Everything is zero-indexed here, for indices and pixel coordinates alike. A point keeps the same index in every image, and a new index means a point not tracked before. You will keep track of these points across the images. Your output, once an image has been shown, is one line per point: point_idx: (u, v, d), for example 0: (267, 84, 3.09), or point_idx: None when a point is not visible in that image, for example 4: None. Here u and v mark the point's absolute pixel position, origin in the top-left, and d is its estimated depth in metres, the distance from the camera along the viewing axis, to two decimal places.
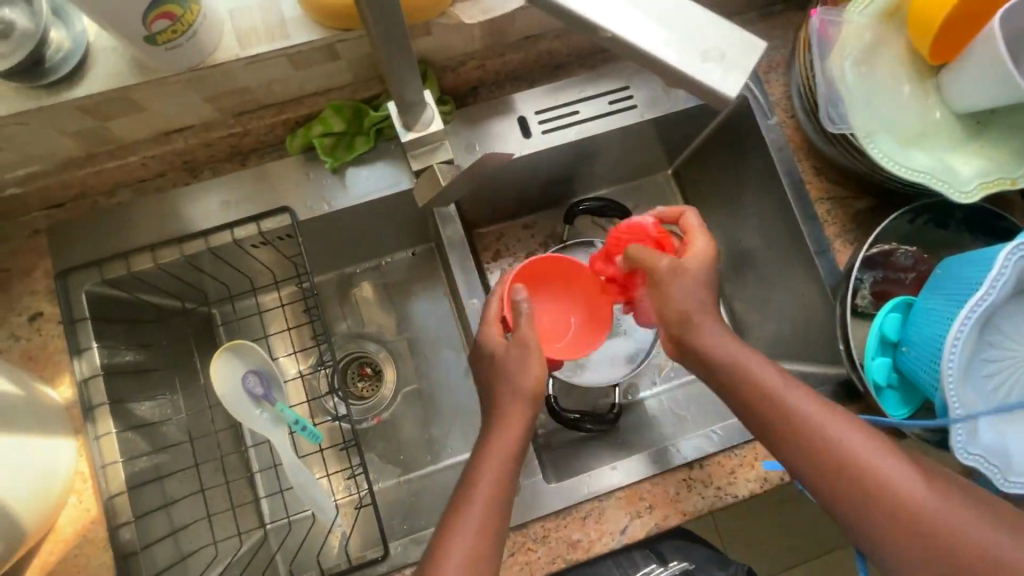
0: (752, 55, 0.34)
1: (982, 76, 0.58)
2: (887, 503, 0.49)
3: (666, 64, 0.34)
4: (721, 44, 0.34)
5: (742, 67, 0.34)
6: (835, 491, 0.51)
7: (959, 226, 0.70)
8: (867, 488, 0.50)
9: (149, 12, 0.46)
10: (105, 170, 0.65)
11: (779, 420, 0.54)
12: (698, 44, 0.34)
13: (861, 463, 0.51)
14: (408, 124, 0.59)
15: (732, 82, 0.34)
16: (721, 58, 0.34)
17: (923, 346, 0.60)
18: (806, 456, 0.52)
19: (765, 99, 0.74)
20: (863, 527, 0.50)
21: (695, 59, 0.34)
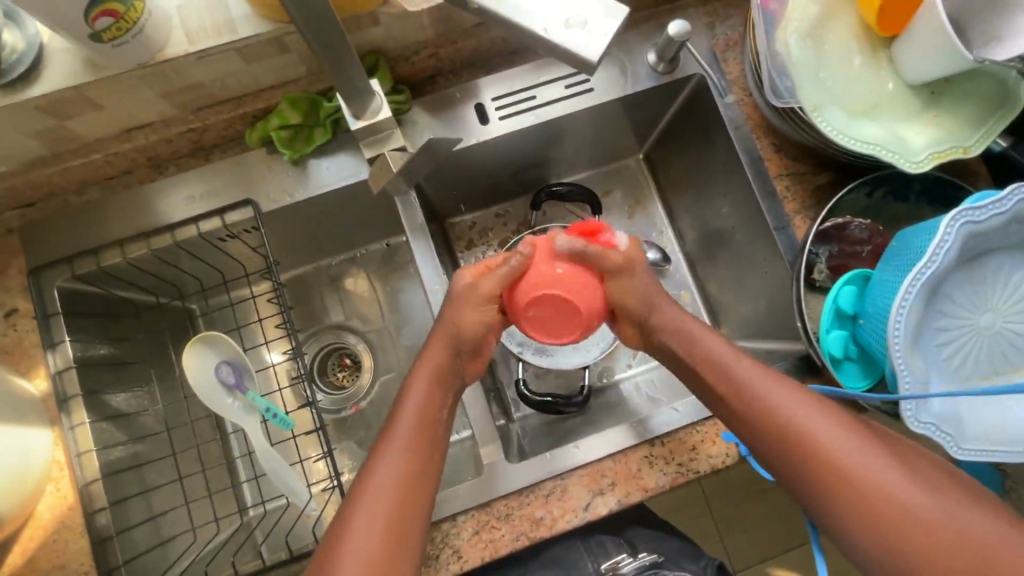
0: (614, 20, 0.39)
1: (927, 44, 0.58)
2: (845, 471, 0.51)
3: (530, 32, 0.39)
4: (584, 13, 0.39)
5: (603, 32, 0.39)
6: (792, 465, 0.53)
7: (918, 198, 0.69)
8: (825, 461, 0.51)
9: (91, 9, 0.47)
10: (70, 168, 0.67)
11: (739, 395, 0.57)
12: (562, 15, 0.39)
13: (818, 434, 0.53)
14: (357, 114, 0.59)
15: (594, 47, 0.39)
16: (584, 25, 0.39)
17: (877, 317, 0.60)
18: (763, 430, 0.55)
19: (721, 79, 0.75)
20: (818, 500, 0.52)
21: (555, 28, 0.39)
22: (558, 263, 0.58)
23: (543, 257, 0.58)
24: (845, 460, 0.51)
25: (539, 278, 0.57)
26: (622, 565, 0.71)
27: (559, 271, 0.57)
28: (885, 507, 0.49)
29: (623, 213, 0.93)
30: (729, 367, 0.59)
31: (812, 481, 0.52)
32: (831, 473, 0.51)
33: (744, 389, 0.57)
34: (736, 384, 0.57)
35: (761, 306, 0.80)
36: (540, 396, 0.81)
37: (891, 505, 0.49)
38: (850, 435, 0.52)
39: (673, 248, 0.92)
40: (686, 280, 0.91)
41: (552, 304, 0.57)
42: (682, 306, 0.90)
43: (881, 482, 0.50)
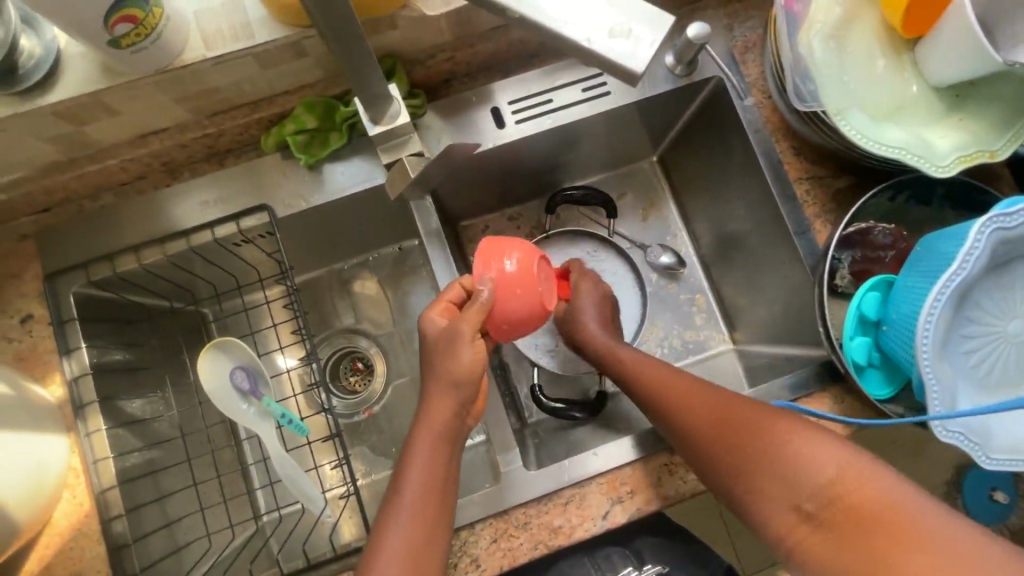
0: (660, 30, 0.39)
1: (955, 46, 0.57)
2: (737, 441, 0.57)
3: (573, 40, 0.38)
4: (628, 22, 0.38)
5: (649, 42, 0.39)
6: (695, 446, 0.60)
7: (942, 202, 0.68)
8: (737, 447, 0.57)
9: (110, 15, 0.47)
10: (86, 174, 0.66)
11: (651, 387, 0.66)
12: (605, 24, 0.38)
13: (713, 411, 0.60)
14: (375, 118, 0.59)
15: (640, 57, 0.38)
16: (629, 34, 0.38)
17: (902, 324, 0.59)
18: (669, 414, 0.62)
19: (740, 81, 0.74)
20: (733, 478, 0.57)
21: (600, 38, 0.38)
22: (508, 262, 0.62)
23: (496, 265, 0.62)
24: (738, 431, 0.58)
25: (504, 285, 0.62)
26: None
27: (514, 269, 0.62)
28: (771, 467, 0.55)
29: (637, 217, 0.92)
30: (641, 364, 0.68)
31: (713, 456, 0.59)
32: (726, 446, 0.58)
33: (658, 379, 0.66)
34: (647, 378, 0.66)
35: (778, 311, 0.79)
36: (555, 402, 0.81)
37: (774, 465, 0.55)
38: (744, 409, 0.59)
39: (687, 251, 0.91)
40: (701, 284, 0.90)
41: (527, 299, 0.62)
42: (697, 311, 0.89)
43: (766, 447, 0.56)
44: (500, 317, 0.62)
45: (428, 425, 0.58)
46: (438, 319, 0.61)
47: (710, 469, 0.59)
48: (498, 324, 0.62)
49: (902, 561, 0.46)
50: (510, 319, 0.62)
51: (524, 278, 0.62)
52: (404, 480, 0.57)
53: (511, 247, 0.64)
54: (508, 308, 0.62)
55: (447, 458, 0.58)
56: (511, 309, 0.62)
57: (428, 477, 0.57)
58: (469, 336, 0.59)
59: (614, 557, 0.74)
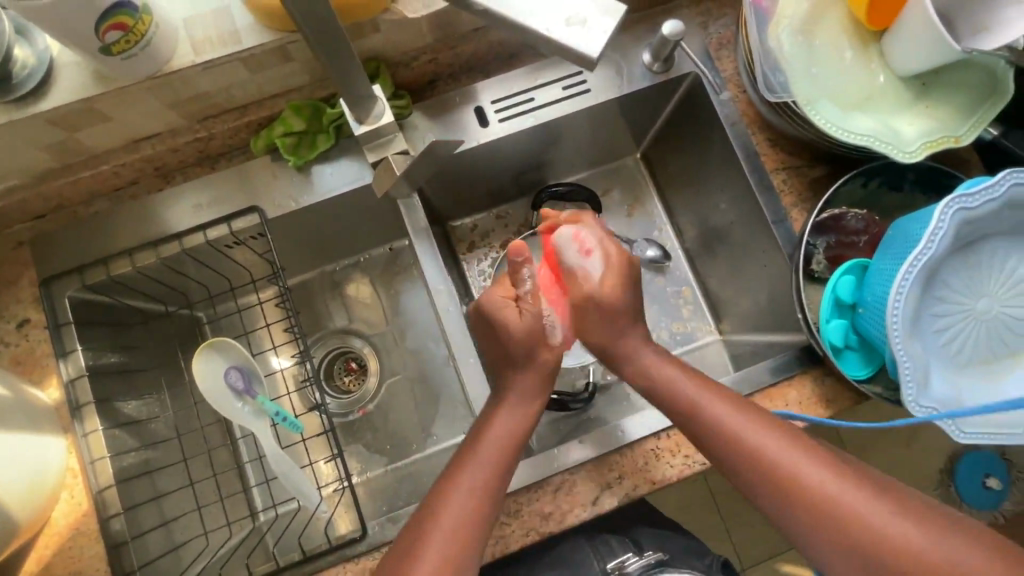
0: (612, 18, 0.40)
1: (916, 36, 0.59)
2: (868, 540, 0.51)
3: (532, 30, 0.40)
4: (583, 12, 0.40)
5: (603, 29, 0.40)
6: (814, 532, 0.53)
7: (913, 187, 0.70)
8: (829, 511, 0.52)
9: (101, 23, 0.49)
10: (79, 180, 0.68)
11: (755, 462, 0.56)
12: (562, 14, 0.40)
13: (792, 476, 0.55)
14: (360, 118, 0.61)
15: (594, 43, 0.40)
16: (583, 23, 0.40)
17: (875, 305, 0.61)
18: (785, 504, 0.54)
19: (716, 76, 0.76)
20: (819, 544, 0.53)
21: (556, 26, 0.40)
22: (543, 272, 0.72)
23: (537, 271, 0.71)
24: (817, 497, 0.53)
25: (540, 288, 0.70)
26: (627, 565, 0.70)
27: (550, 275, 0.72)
28: (864, 540, 0.51)
29: (622, 212, 0.94)
30: (750, 434, 0.57)
31: (834, 550, 0.52)
32: (830, 519, 0.52)
33: (765, 458, 0.56)
34: (754, 454, 0.56)
35: (762, 299, 0.81)
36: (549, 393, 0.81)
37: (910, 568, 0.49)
38: (865, 502, 0.52)
39: (673, 244, 0.93)
40: (687, 277, 0.92)
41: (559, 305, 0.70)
42: (683, 303, 0.91)
43: (896, 548, 0.50)
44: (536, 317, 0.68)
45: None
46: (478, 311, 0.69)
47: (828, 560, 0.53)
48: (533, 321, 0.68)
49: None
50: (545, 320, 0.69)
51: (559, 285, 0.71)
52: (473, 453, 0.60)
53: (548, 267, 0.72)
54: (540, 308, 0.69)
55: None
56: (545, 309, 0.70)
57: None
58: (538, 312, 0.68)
59: (614, 543, 0.74)
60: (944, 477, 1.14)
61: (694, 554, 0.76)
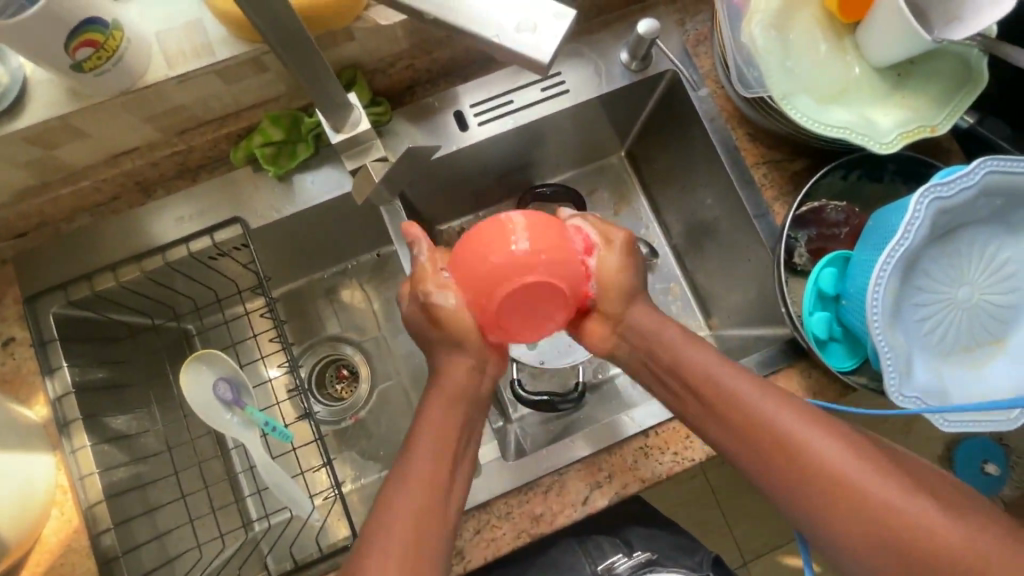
0: (561, 22, 0.41)
1: (888, 27, 0.60)
2: (873, 508, 0.50)
3: (481, 36, 0.41)
4: (532, 17, 0.41)
5: (552, 35, 0.41)
6: (788, 483, 0.54)
7: (893, 177, 0.71)
8: (805, 464, 0.53)
9: (71, 40, 0.49)
10: (60, 197, 0.68)
11: (742, 415, 0.57)
12: (512, 20, 0.41)
13: (773, 430, 0.55)
14: (337, 127, 0.60)
15: (543, 48, 0.41)
16: (534, 29, 0.41)
17: (858, 297, 0.62)
18: (788, 478, 0.54)
19: (693, 72, 0.77)
20: (792, 494, 0.54)
21: (506, 34, 0.41)
22: (516, 243, 0.59)
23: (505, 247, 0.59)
24: (796, 450, 0.54)
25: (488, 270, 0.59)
26: (617, 565, 0.73)
27: (522, 251, 0.58)
28: (836, 493, 0.52)
29: (608, 211, 0.94)
30: (751, 412, 0.56)
31: (836, 519, 0.52)
32: (805, 470, 0.53)
33: (767, 430, 0.55)
34: (742, 410, 0.57)
35: (748, 294, 0.81)
36: (539, 395, 0.81)
37: (914, 537, 0.49)
38: (870, 471, 0.52)
39: (660, 242, 0.94)
40: (675, 273, 0.93)
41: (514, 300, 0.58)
42: (672, 299, 0.92)
43: (900, 518, 0.50)
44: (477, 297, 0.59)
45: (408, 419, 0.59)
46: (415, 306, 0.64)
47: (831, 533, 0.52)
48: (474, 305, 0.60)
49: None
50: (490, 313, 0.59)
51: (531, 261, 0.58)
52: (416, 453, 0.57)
53: (522, 224, 0.60)
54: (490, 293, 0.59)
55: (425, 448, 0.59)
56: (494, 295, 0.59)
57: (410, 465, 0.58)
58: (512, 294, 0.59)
59: (606, 545, 0.76)
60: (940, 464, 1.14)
61: (686, 550, 0.77)
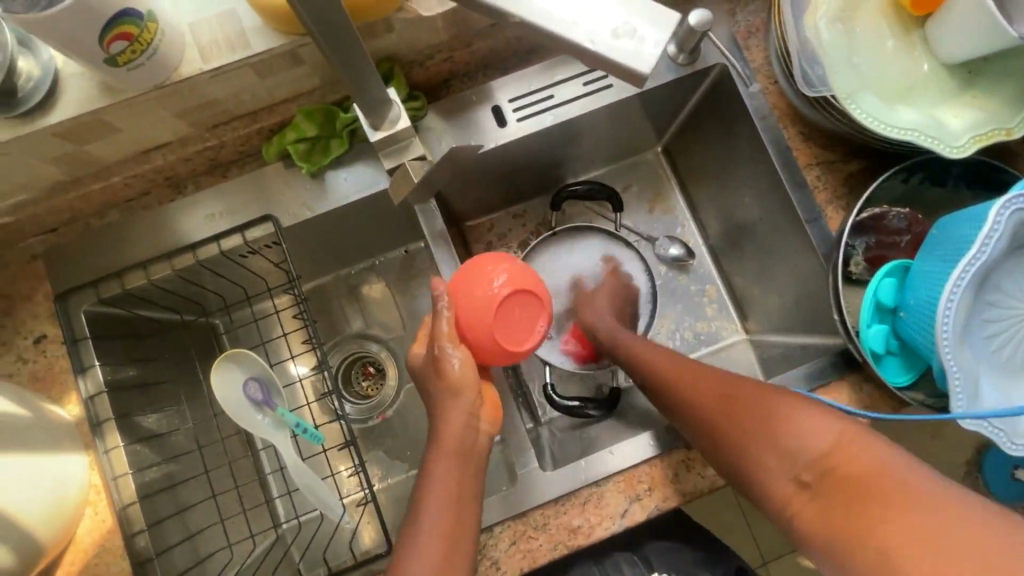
0: (663, 29, 0.36)
1: (966, 22, 0.56)
2: (742, 418, 0.57)
3: (573, 42, 0.35)
4: (631, 22, 0.36)
5: (654, 42, 0.36)
6: (711, 439, 0.59)
7: (958, 181, 0.67)
8: (716, 417, 0.59)
9: (106, 34, 0.47)
10: (90, 193, 0.67)
11: (665, 381, 0.65)
12: (608, 23, 0.35)
13: (689, 390, 0.62)
14: (375, 124, 0.57)
15: (646, 58, 0.35)
16: (633, 35, 0.36)
17: (920, 310, 0.59)
18: (689, 414, 0.61)
19: (745, 66, 0.72)
20: (723, 451, 0.58)
21: (603, 39, 0.35)
22: (496, 283, 0.59)
23: (482, 288, 0.59)
24: (713, 405, 0.60)
25: (481, 303, 0.59)
26: None
27: (501, 291, 0.59)
28: (750, 436, 0.56)
29: (643, 210, 0.91)
30: (662, 353, 0.69)
31: (714, 433, 0.59)
32: (716, 422, 0.59)
33: (682, 391, 0.63)
34: (664, 376, 0.66)
35: (789, 300, 0.78)
36: (570, 400, 0.80)
37: (769, 443, 0.54)
38: (752, 389, 0.58)
39: (696, 242, 0.90)
40: (712, 275, 0.90)
41: (503, 331, 0.59)
42: (707, 302, 0.89)
43: (793, 442, 0.53)
44: (481, 343, 0.58)
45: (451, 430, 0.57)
46: (421, 352, 0.61)
47: (713, 449, 0.59)
48: (475, 350, 0.59)
49: (875, 526, 0.45)
50: (491, 350, 0.59)
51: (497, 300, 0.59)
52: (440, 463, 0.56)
53: (506, 266, 0.61)
54: (491, 333, 0.58)
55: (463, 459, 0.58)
56: (493, 333, 0.58)
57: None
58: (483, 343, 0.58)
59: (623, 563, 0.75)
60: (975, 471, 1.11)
61: (710, 561, 0.77)
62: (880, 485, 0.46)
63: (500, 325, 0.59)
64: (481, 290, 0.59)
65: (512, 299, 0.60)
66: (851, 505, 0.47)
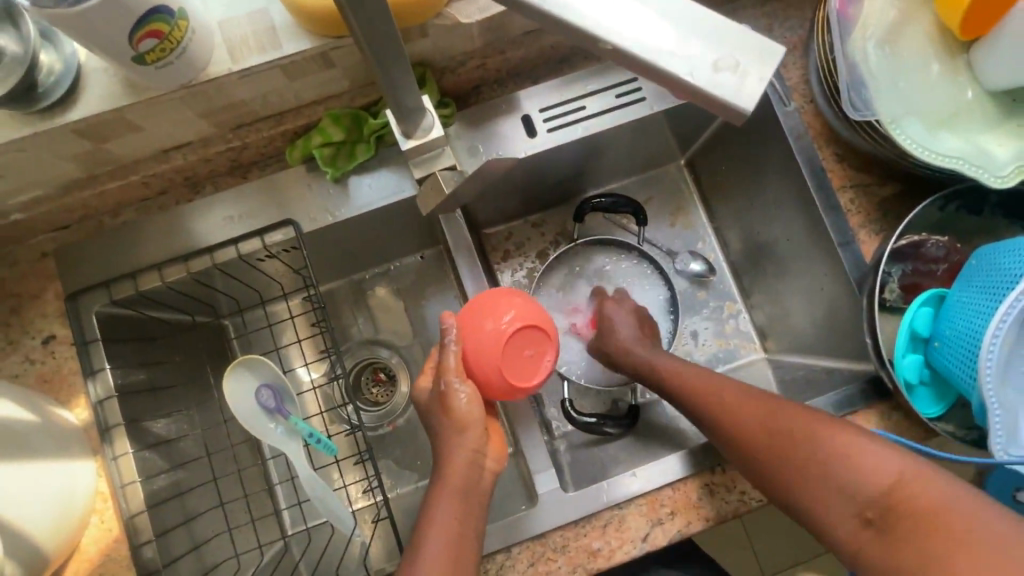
0: (767, 61, 0.31)
1: (1016, 51, 0.54)
2: (792, 450, 0.56)
3: (668, 71, 0.31)
4: (732, 53, 0.31)
5: (757, 75, 0.31)
6: (756, 467, 0.58)
7: (994, 211, 0.66)
8: (760, 444, 0.58)
9: (136, 31, 0.45)
10: (107, 191, 0.65)
11: (700, 397, 0.65)
12: (707, 53, 0.31)
13: (726, 410, 0.62)
14: (407, 132, 0.55)
15: (748, 93, 0.31)
16: (734, 68, 0.31)
17: (957, 342, 0.57)
18: (730, 439, 0.61)
19: (782, 84, 0.71)
20: (771, 481, 0.57)
21: (702, 70, 0.31)
22: (503, 321, 0.58)
23: (489, 322, 0.58)
24: (757, 432, 0.59)
25: (488, 341, 0.57)
26: None
27: (508, 331, 0.58)
28: (797, 468, 0.55)
29: (664, 224, 0.89)
30: (685, 374, 0.68)
31: (759, 461, 0.58)
32: (760, 450, 0.58)
33: (722, 412, 0.62)
34: (693, 389, 0.66)
35: (813, 322, 0.77)
36: (587, 416, 0.78)
37: (825, 477, 0.53)
38: (795, 418, 0.57)
39: (717, 257, 0.89)
40: (732, 291, 0.88)
41: (511, 371, 0.57)
42: (727, 318, 0.87)
43: (850, 475, 0.52)
44: (488, 381, 0.57)
45: (475, 443, 0.55)
46: (427, 386, 0.59)
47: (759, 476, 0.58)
48: (481, 386, 0.58)
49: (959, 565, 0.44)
50: (500, 389, 0.58)
51: (506, 336, 0.57)
52: (452, 482, 0.54)
53: (513, 304, 0.59)
54: (499, 372, 0.57)
55: (481, 458, 0.56)
56: (502, 372, 0.57)
57: (465, 470, 0.55)
58: (490, 381, 0.57)
59: None
60: None
61: None
62: (958, 527, 0.46)
63: (507, 363, 0.57)
64: (487, 324, 0.58)
65: (522, 333, 0.58)
66: (921, 542, 0.47)
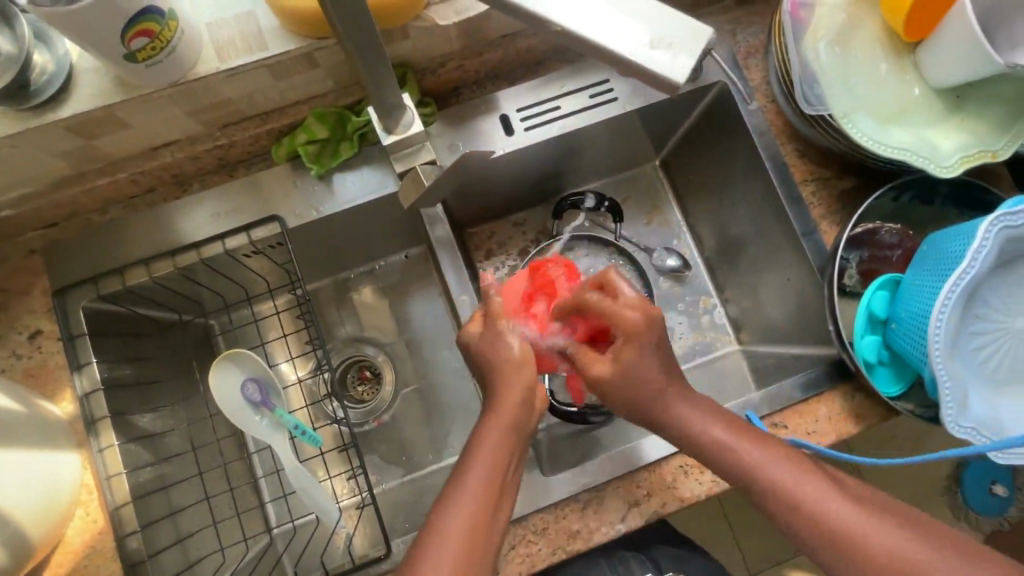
0: (699, 40, 0.34)
1: (951, 51, 0.59)
2: (838, 524, 0.49)
3: (610, 49, 0.34)
4: (667, 32, 0.34)
5: (689, 53, 0.34)
6: (801, 535, 0.51)
7: (945, 201, 0.70)
8: (799, 510, 0.51)
9: (128, 30, 0.47)
10: (95, 188, 0.66)
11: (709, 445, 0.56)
12: (644, 33, 0.34)
13: (751, 467, 0.54)
14: (388, 127, 0.57)
15: (682, 67, 0.34)
16: (669, 46, 0.34)
17: (910, 321, 0.61)
18: (763, 499, 0.53)
19: (745, 85, 0.75)
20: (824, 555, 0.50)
21: (639, 47, 0.34)
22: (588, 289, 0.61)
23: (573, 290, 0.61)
24: (790, 494, 0.52)
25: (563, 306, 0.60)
26: None
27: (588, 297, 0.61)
28: (845, 545, 0.49)
29: (640, 222, 0.92)
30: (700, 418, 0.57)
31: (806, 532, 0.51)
32: (802, 518, 0.51)
33: (744, 468, 0.54)
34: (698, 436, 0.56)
35: (783, 312, 0.80)
36: (567, 405, 0.79)
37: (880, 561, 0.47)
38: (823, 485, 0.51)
39: (692, 253, 0.91)
40: (707, 286, 0.90)
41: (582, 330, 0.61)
42: (703, 312, 0.89)
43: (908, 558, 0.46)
44: None
45: (497, 414, 0.57)
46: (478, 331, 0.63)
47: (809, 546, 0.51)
48: None
49: None
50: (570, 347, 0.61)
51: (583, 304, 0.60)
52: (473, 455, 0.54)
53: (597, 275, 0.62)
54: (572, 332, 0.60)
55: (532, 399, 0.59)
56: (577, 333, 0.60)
57: (519, 406, 0.57)
58: None
59: (620, 564, 0.76)
60: (951, 483, 1.13)
61: None
62: None
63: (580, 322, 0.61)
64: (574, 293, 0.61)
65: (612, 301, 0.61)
66: None
